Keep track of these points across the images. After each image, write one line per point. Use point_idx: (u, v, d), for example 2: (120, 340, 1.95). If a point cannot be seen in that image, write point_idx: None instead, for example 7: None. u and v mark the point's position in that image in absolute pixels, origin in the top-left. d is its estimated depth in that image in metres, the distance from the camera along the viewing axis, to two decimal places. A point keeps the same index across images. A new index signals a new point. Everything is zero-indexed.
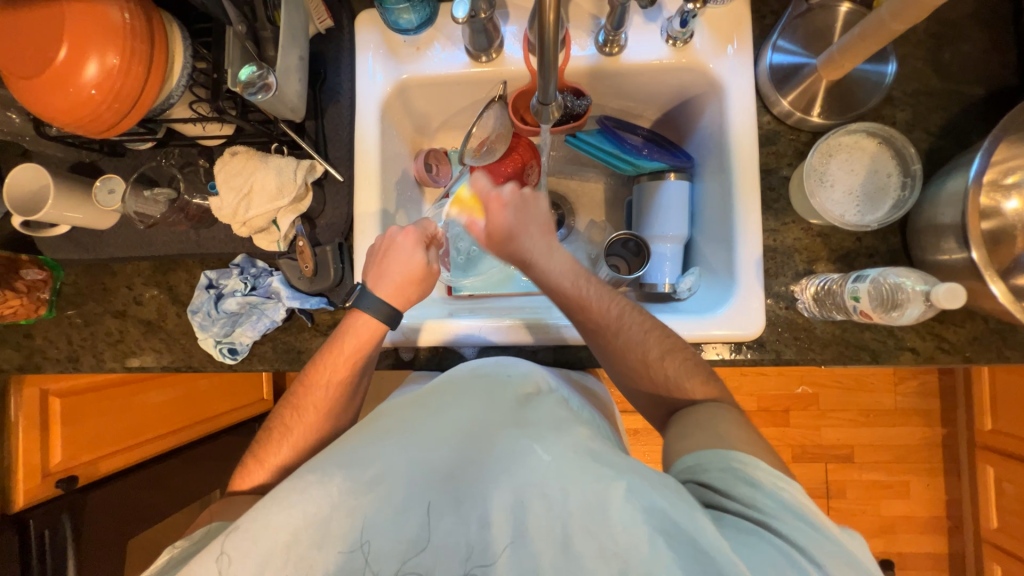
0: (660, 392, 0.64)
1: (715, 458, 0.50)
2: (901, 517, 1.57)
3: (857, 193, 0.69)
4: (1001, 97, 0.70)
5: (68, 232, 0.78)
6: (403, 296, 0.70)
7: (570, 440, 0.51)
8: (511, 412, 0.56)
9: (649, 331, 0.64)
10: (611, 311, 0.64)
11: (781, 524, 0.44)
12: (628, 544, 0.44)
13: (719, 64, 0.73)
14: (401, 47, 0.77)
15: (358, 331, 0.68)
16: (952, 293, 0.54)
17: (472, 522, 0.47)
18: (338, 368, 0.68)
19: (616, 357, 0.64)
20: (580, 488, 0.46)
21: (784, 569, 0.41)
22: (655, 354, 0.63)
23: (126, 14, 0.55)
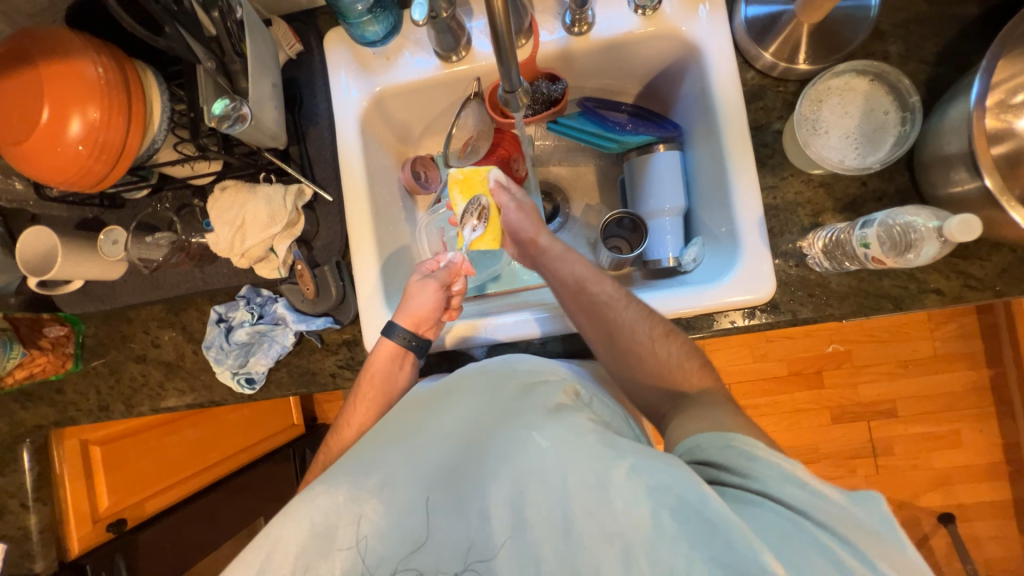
0: (665, 376, 0.63)
1: (711, 440, 0.48)
2: (958, 468, 1.49)
3: (855, 136, 0.66)
4: (999, 12, 0.66)
5: (82, 286, 0.81)
6: (412, 317, 0.70)
7: (572, 426, 0.49)
8: (512, 405, 0.55)
9: (642, 312, 0.64)
10: (610, 291, 0.66)
11: (788, 494, 0.42)
12: (631, 523, 0.43)
13: (692, 27, 0.71)
14: (371, 59, 0.78)
15: (378, 354, 0.70)
16: (965, 225, 0.51)
17: (475, 516, 0.49)
18: (371, 391, 0.70)
19: (625, 340, 0.64)
20: (579, 472, 0.46)
21: (796, 542, 0.39)
22: (660, 332, 0.64)
23: (100, 68, 0.57)
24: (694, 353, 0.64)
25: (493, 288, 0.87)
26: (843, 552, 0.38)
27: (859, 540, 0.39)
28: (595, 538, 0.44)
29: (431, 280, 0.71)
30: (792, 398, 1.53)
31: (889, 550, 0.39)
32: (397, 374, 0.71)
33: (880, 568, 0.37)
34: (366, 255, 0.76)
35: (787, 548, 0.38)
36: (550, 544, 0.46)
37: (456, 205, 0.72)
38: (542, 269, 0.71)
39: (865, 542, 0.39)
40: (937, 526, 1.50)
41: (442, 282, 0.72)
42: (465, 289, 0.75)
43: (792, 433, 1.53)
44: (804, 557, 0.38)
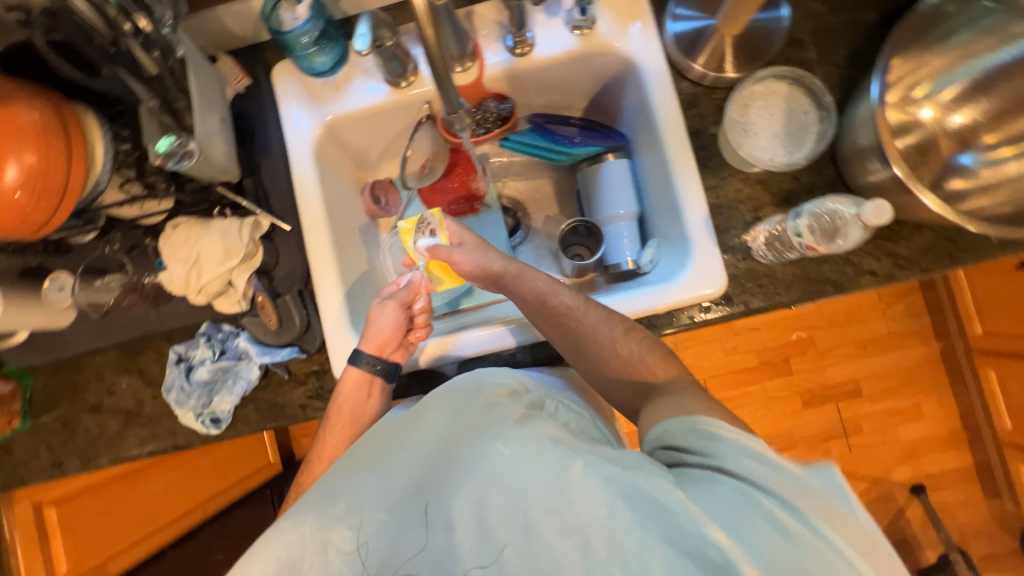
0: (630, 373, 0.64)
1: (678, 424, 0.50)
2: (922, 439, 1.57)
3: (781, 135, 0.71)
4: (894, 18, 0.73)
5: (29, 337, 0.77)
6: (376, 341, 0.71)
7: (534, 434, 0.51)
8: (476, 417, 0.55)
9: (602, 315, 0.67)
10: (569, 300, 0.67)
11: (740, 468, 0.43)
12: (587, 514, 0.44)
13: (625, 44, 0.76)
14: (320, 89, 0.79)
15: (346, 384, 0.70)
16: (878, 210, 0.56)
17: (439, 527, 0.49)
18: (340, 424, 0.70)
19: (587, 341, 0.65)
20: (538, 472, 0.47)
21: (749, 515, 0.40)
22: (619, 330, 0.65)
23: (35, 113, 0.56)
24: (659, 347, 0.65)
25: (466, 304, 0.86)
26: (789, 518, 0.39)
27: (806, 505, 0.40)
28: (556, 535, 0.45)
29: (383, 305, 0.72)
30: (764, 386, 1.58)
31: (834, 513, 0.40)
32: (365, 402, 0.71)
33: (827, 533, 0.39)
34: (329, 283, 0.76)
35: (743, 521, 0.40)
36: (512, 546, 0.46)
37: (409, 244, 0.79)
38: (506, 289, 0.72)
39: (811, 506, 0.40)
40: (910, 497, 1.56)
41: (402, 302, 0.73)
42: (428, 304, 0.75)
43: (767, 421, 1.57)
44: (752, 526, 0.39)
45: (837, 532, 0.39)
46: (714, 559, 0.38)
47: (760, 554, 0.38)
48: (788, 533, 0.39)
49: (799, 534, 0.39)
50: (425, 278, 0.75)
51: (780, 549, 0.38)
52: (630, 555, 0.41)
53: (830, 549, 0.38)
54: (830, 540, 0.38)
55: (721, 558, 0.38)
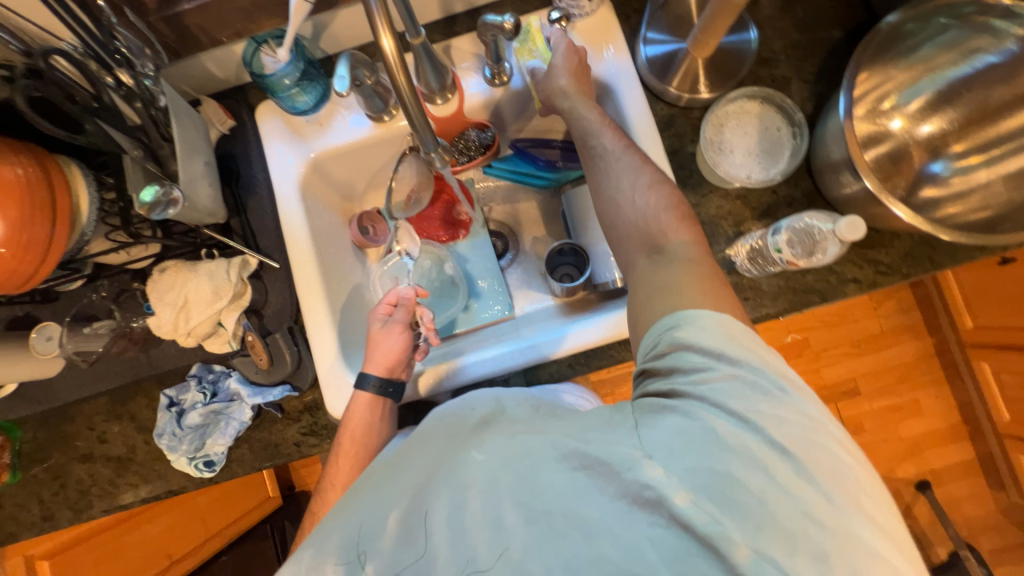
0: (642, 222, 0.60)
1: (659, 322, 0.51)
2: (922, 435, 1.57)
3: (756, 152, 0.73)
4: (858, 34, 0.76)
5: (16, 388, 0.77)
6: (382, 363, 0.71)
7: (502, 433, 0.49)
8: (459, 434, 0.52)
9: (632, 162, 0.63)
10: (610, 143, 0.65)
11: (690, 386, 0.45)
12: (551, 493, 0.43)
13: (600, 68, 0.78)
14: (304, 127, 0.80)
15: (356, 410, 0.70)
16: (852, 225, 0.59)
17: (416, 538, 0.46)
18: (350, 449, 0.68)
19: (610, 191, 0.63)
20: (506, 467, 0.45)
21: (703, 443, 0.42)
22: (646, 180, 0.61)
23: (18, 168, 0.56)
24: (675, 206, 0.60)
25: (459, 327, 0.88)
26: (728, 428, 0.42)
27: (747, 412, 0.43)
28: (519, 514, 0.43)
29: (394, 325, 0.73)
30: None
31: (776, 408, 0.43)
32: (377, 424, 0.70)
33: (772, 438, 0.42)
34: (319, 319, 0.76)
35: (699, 451, 0.41)
36: (480, 534, 0.44)
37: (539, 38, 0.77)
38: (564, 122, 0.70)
39: (751, 411, 0.43)
40: (916, 494, 1.55)
41: (404, 323, 0.74)
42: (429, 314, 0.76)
43: None
44: (694, 454, 0.41)
45: (776, 429, 0.42)
46: (651, 498, 0.41)
47: (696, 479, 0.40)
48: (727, 448, 0.41)
49: (736, 444, 0.41)
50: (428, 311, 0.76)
51: (718, 467, 0.41)
52: (590, 517, 0.42)
53: (765, 451, 0.41)
54: (768, 443, 0.41)
55: (657, 494, 0.41)
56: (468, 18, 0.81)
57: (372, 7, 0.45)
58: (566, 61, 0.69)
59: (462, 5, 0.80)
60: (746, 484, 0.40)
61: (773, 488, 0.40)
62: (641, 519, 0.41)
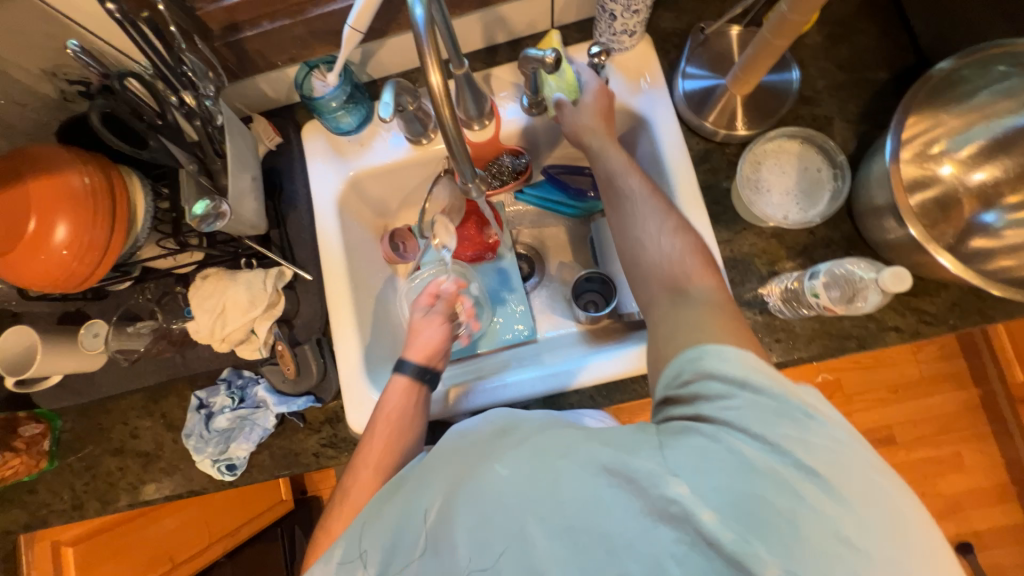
0: (665, 267, 0.61)
1: (682, 354, 0.51)
2: (965, 493, 1.47)
3: (794, 192, 0.72)
4: (906, 76, 0.75)
5: (61, 380, 0.81)
6: (421, 351, 0.71)
7: (523, 445, 0.46)
8: (478, 442, 0.49)
9: (656, 210, 0.64)
10: (637, 185, 0.66)
11: (718, 411, 0.44)
12: (573, 506, 0.41)
13: (636, 100, 0.78)
14: (346, 146, 0.83)
15: (392, 394, 0.68)
16: (897, 276, 0.56)
17: (436, 551, 0.45)
18: (383, 433, 0.65)
19: (633, 235, 0.64)
20: (529, 479, 0.43)
21: (731, 466, 0.40)
22: (670, 225, 0.63)
23: (86, 177, 0.61)
24: (699, 249, 0.61)
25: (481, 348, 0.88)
26: (757, 451, 0.41)
27: (778, 435, 0.41)
28: (540, 527, 0.42)
29: (434, 315, 0.75)
30: None
31: (804, 432, 0.42)
32: (411, 412, 0.67)
33: (805, 463, 0.40)
34: (346, 334, 0.78)
35: (727, 473, 0.40)
36: (501, 545, 0.42)
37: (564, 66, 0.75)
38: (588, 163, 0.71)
39: (779, 432, 0.41)
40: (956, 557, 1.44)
41: (445, 315, 0.75)
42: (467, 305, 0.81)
43: None
44: (720, 473, 0.40)
45: (806, 453, 0.40)
46: (677, 514, 0.39)
47: (721, 497, 0.39)
48: (753, 470, 0.40)
49: (763, 467, 0.40)
50: (470, 303, 0.81)
51: (745, 488, 0.39)
52: (615, 533, 0.40)
53: (795, 475, 0.40)
54: (798, 467, 0.40)
55: (683, 511, 0.39)
56: (509, 48, 0.84)
57: (422, 41, 0.48)
58: (595, 105, 0.71)
59: (504, 37, 0.82)
60: (775, 505, 0.38)
61: (804, 510, 0.38)
62: (667, 535, 0.39)
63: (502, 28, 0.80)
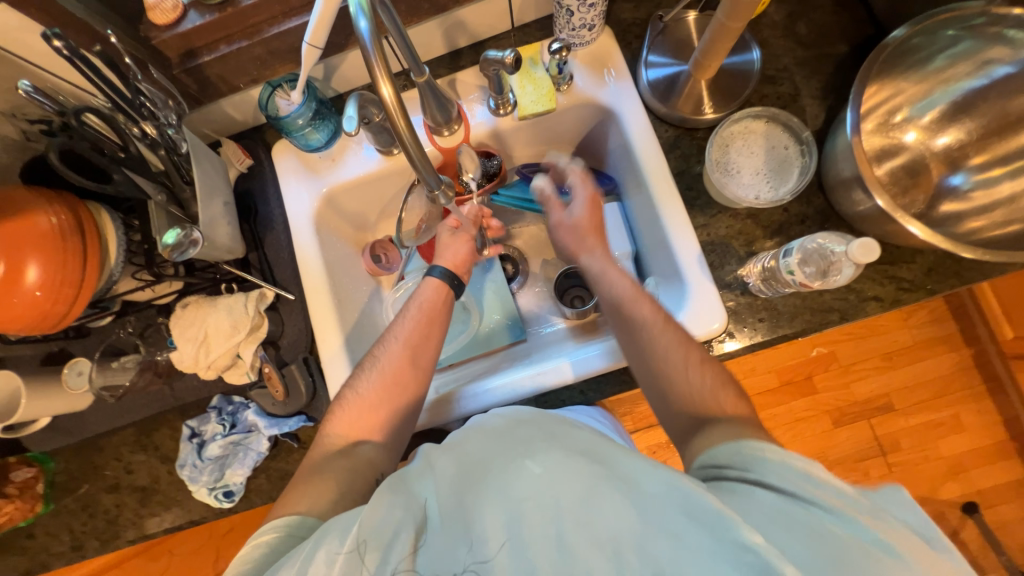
0: (696, 403, 0.59)
1: (742, 445, 0.48)
2: (966, 453, 1.48)
3: (764, 171, 0.72)
4: (865, 48, 0.75)
5: (50, 421, 0.80)
6: (451, 263, 0.78)
7: (564, 448, 0.46)
8: (507, 441, 0.48)
9: (672, 342, 0.63)
10: (647, 312, 0.66)
11: (783, 480, 0.43)
12: (621, 526, 0.41)
13: (603, 94, 0.79)
14: (318, 163, 0.83)
15: (425, 290, 0.75)
16: (865, 248, 0.56)
17: (466, 542, 0.44)
18: (417, 317, 0.72)
19: (657, 367, 0.63)
20: (572, 488, 0.43)
21: (809, 531, 0.38)
22: (695, 358, 0.62)
23: (53, 216, 0.60)
24: (729, 382, 0.61)
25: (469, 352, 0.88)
26: (837, 524, 0.39)
27: (862, 517, 0.39)
28: (587, 545, 0.41)
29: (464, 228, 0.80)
30: (789, 407, 1.53)
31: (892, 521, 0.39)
32: (442, 307, 0.74)
33: (899, 551, 0.37)
34: (334, 349, 0.78)
35: (802, 533, 0.38)
36: (540, 559, 0.41)
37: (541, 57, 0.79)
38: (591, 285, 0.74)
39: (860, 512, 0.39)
40: (963, 517, 1.46)
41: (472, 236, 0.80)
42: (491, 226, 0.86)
43: (796, 445, 1.51)
44: (795, 531, 0.39)
45: (893, 536, 0.38)
46: (753, 565, 0.37)
47: (798, 554, 0.37)
48: (834, 538, 0.38)
49: (851, 542, 0.38)
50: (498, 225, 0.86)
51: (819, 547, 0.38)
52: (671, 561, 0.39)
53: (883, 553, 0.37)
54: (888, 548, 0.37)
55: (760, 563, 0.37)
56: (472, 51, 0.84)
57: (370, 53, 0.47)
58: (584, 219, 0.77)
59: (466, 40, 0.82)
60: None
61: None
62: None
63: (463, 32, 0.80)
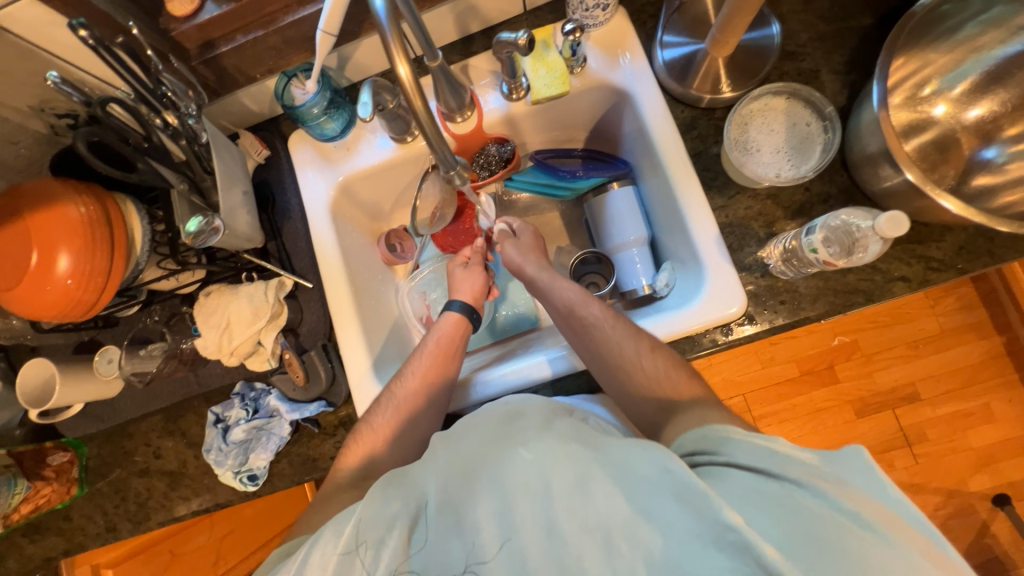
0: (654, 390, 0.63)
1: (707, 429, 0.51)
2: (996, 444, 1.43)
3: (785, 149, 0.70)
4: (891, 19, 0.73)
5: (83, 408, 0.83)
6: (469, 294, 0.80)
7: (554, 437, 0.51)
8: (497, 434, 0.55)
9: (625, 334, 0.67)
10: (597, 312, 0.70)
11: (747, 459, 0.46)
12: (610, 511, 0.45)
13: (617, 77, 0.78)
14: (333, 152, 0.84)
15: (444, 326, 0.77)
16: (893, 221, 0.54)
17: (460, 532, 0.50)
18: (434, 352, 0.74)
19: (613, 360, 0.66)
20: (562, 474, 0.48)
21: (783, 510, 0.41)
22: (647, 346, 0.66)
23: (82, 207, 0.62)
24: (679, 363, 0.65)
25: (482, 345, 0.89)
26: (806, 496, 0.42)
27: (823, 484, 0.42)
28: (577, 529, 0.45)
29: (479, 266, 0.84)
30: (809, 397, 1.50)
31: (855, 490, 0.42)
32: (459, 344, 0.76)
33: (870, 520, 0.40)
34: (352, 337, 0.79)
35: (779, 513, 0.41)
36: (531, 540, 0.46)
37: (552, 40, 0.78)
38: (540, 295, 0.77)
39: (831, 486, 0.42)
40: (993, 509, 1.41)
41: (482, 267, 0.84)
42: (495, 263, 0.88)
43: (817, 436, 1.48)
44: (772, 511, 0.41)
45: (864, 506, 0.41)
46: (735, 543, 0.39)
47: (775, 535, 0.40)
48: (807, 513, 0.41)
49: (824, 517, 0.40)
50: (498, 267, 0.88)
51: (796, 526, 0.40)
52: (655, 543, 0.43)
53: (854, 523, 0.40)
54: (857, 517, 0.40)
55: (741, 540, 0.39)
56: (484, 37, 0.83)
57: (387, 37, 0.47)
58: (529, 240, 0.83)
59: (478, 25, 0.82)
60: (841, 549, 0.38)
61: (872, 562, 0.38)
62: (722, 564, 0.40)
63: (475, 16, 0.80)
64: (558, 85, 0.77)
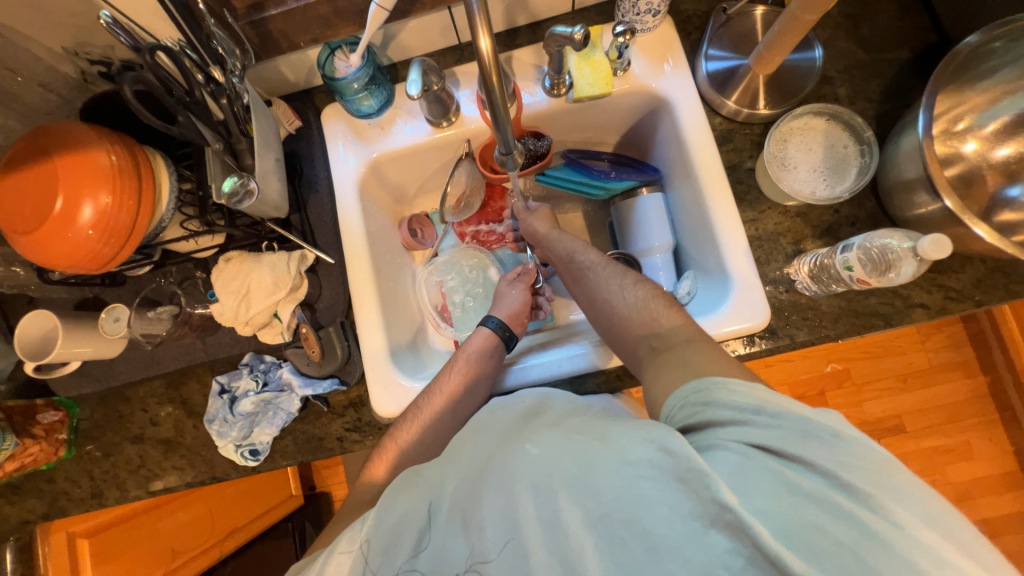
0: (637, 316, 0.66)
1: (690, 391, 0.52)
2: (975, 480, 1.47)
3: (821, 169, 0.72)
4: (927, 56, 0.75)
5: (79, 366, 0.80)
6: (509, 311, 0.80)
7: (557, 431, 0.52)
8: (509, 430, 0.56)
9: (613, 272, 0.73)
10: (593, 258, 0.76)
11: (739, 435, 0.46)
12: (612, 496, 0.44)
13: (660, 84, 0.79)
14: (367, 130, 0.83)
15: (475, 342, 0.75)
16: (937, 244, 0.56)
17: (465, 529, 0.49)
18: (462, 366, 0.72)
19: (604, 297, 0.71)
20: (564, 460, 0.48)
21: (779, 492, 0.42)
22: (632, 280, 0.70)
23: (113, 156, 0.60)
24: (663, 295, 0.68)
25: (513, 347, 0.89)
26: (804, 478, 0.42)
27: (818, 458, 0.43)
28: (581, 517, 0.44)
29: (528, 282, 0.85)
30: None
31: (846, 458, 0.43)
32: (490, 358, 0.74)
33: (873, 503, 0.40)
34: (370, 317, 0.78)
35: (775, 498, 0.42)
36: (532, 529, 0.46)
37: (598, 42, 0.78)
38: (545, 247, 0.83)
39: (819, 454, 0.43)
40: None
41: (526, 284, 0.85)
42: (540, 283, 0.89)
43: None
44: (775, 496, 0.42)
45: (852, 474, 0.42)
46: (732, 522, 0.40)
47: (774, 522, 0.40)
48: (802, 492, 0.42)
49: (819, 495, 0.41)
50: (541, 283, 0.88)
51: (789, 507, 0.41)
52: (660, 533, 0.42)
53: (841, 495, 0.41)
54: (846, 490, 0.41)
55: (738, 520, 0.40)
56: (530, 31, 0.84)
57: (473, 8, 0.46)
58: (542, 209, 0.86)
59: (525, 19, 0.82)
60: (836, 535, 0.39)
61: (861, 534, 0.39)
62: (722, 547, 0.40)
63: (524, 10, 0.80)
64: (602, 86, 0.77)
